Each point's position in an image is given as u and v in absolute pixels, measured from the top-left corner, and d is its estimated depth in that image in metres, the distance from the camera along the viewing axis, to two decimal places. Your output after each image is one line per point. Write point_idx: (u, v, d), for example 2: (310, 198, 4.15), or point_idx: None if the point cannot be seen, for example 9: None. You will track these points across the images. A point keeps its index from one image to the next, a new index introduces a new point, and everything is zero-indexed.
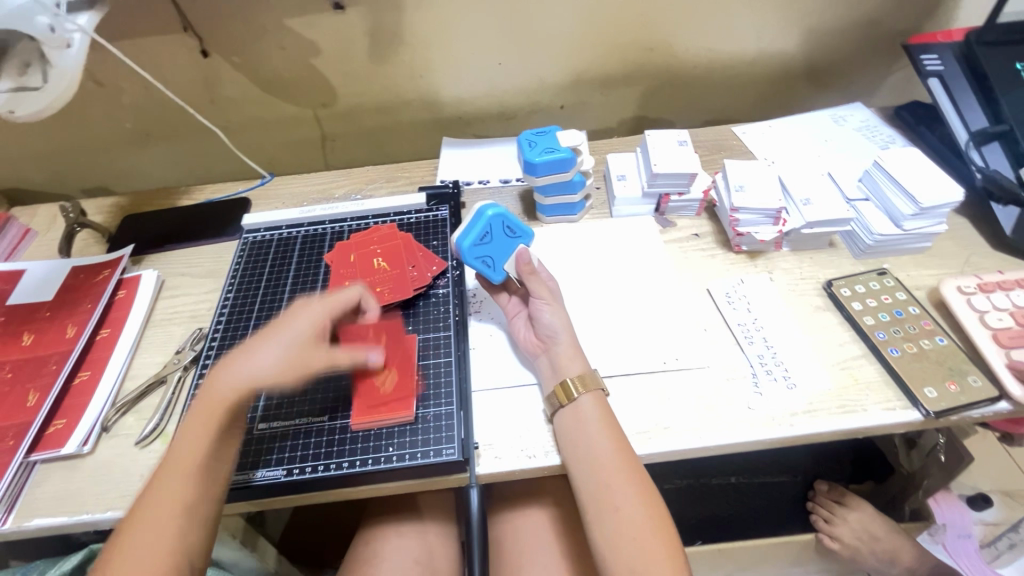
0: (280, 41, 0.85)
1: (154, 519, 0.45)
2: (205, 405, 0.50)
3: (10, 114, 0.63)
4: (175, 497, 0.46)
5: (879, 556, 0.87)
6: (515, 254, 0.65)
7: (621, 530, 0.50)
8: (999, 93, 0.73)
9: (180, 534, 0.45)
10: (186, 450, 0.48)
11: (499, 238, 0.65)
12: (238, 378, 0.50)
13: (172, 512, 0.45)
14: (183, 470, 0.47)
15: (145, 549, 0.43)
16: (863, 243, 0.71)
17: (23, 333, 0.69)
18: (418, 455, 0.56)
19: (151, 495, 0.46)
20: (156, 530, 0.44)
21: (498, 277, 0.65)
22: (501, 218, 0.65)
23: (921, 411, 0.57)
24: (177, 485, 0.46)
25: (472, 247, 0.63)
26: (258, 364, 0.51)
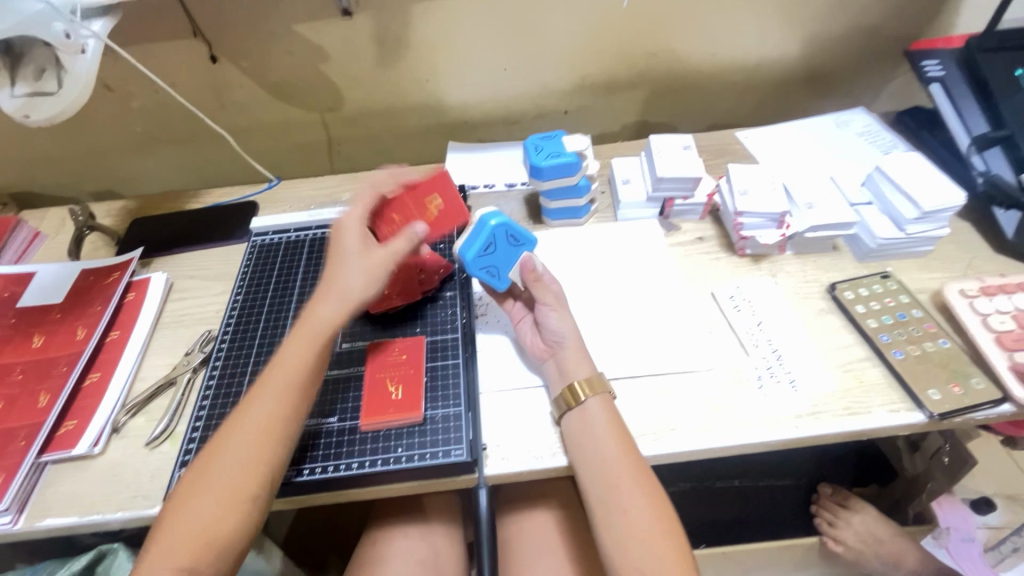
0: (288, 47, 0.86)
1: (250, 425, 0.52)
2: (299, 330, 0.57)
3: (25, 119, 0.65)
4: (271, 410, 0.52)
5: (884, 559, 0.87)
6: (520, 261, 0.64)
7: (629, 531, 0.50)
8: (1000, 99, 0.74)
9: (270, 444, 0.51)
10: (280, 372, 0.54)
11: (503, 247, 0.63)
12: (329, 301, 0.58)
13: (266, 424, 0.52)
14: (278, 387, 0.54)
15: (240, 453, 0.50)
16: (866, 247, 0.72)
17: (34, 335, 0.70)
18: (427, 455, 0.56)
19: (252, 404, 0.53)
20: (251, 437, 0.51)
21: (503, 285, 0.65)
22: (504, 226, 0.63)
23: (925, 413, 0.58)
24: (271, 400, 0.53)
25: (477, 258, 0.62)
26: (342, 285, 0.58)
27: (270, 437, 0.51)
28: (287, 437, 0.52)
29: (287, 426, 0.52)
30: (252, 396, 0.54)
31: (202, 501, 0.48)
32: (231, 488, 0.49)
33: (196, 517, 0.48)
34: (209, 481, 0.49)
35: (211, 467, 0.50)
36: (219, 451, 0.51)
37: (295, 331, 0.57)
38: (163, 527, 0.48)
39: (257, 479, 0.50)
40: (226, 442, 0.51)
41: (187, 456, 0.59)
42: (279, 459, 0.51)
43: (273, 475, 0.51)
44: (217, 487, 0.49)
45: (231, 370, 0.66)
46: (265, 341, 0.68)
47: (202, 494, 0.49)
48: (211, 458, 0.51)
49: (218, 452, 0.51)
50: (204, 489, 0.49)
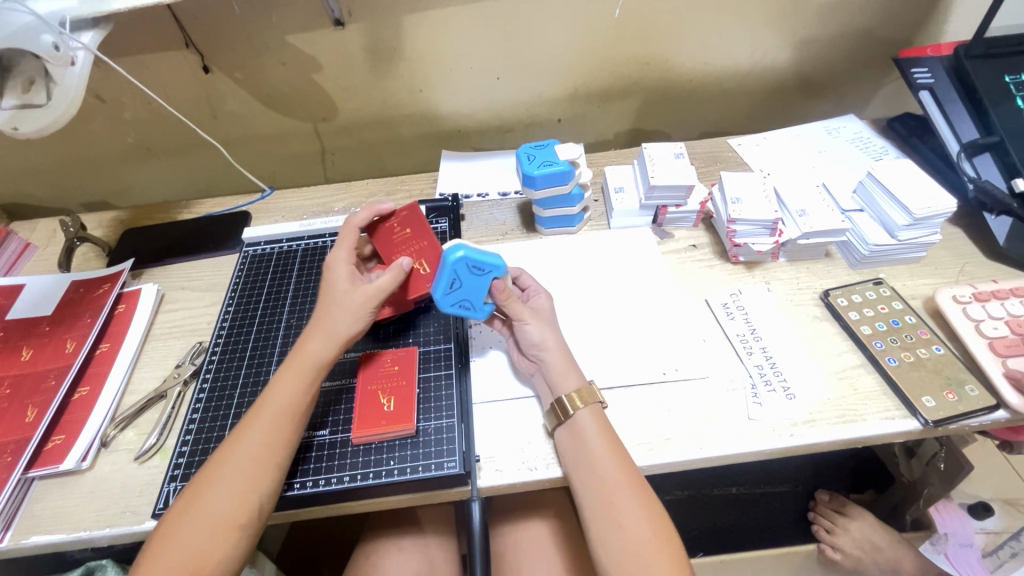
0: (281, 57, 0.86)
1: (240, 457, 0.51)
2: (289, 364, 0.56)
3: (13, 131, 0.63)
4: (261, 443, 0.52)
5: (882, 566, 0.86)
6: (490, 290, 0.60)
7: (625, 547, 0.49)
8: (990, 106, 0.74)
9: (260, 477, 0.50)
10: (271, 404, 0.54)
11: (469, 280, 0.59)
12: (318, 337, 0.57)
13: (255, 457, 0.51)
14: (270, 418, 0.53)
15: (228, 487, 0.49)
16: (859, 254, 0.72)
17: (22, 348, 0.69)
18: (420, 468, 0.55)
19: (247, 431, 0.53)
20: (240, 470, 0.50)
21: (482, 314, 0.62)
22: (465, 259, 0.58)
23: (920, 420, 0.58)
24: (262, 431, 0.52)
25: (445, 296, 0.60)
26: (330, 322, 0.57)
27: (260, 470, 0.51)
28: (277, 470, 0.51)
29: (277, 460, 0.52)
30: (242, 429, 0.53)
31: (187, 535, 0.47)
32: (218, 521, 0.48)
33: (181, 551, 0.47)
34: (198, 512, 0.48)
35: (198, 499, 0.49)
36: (206, 483, 0.50)
37: (285, 365, 0.57)
38: (146, 560, 0.47)
39: (245, 512, 0.49)
40: (214, 473, 0.50)
41: (177, 470, 0.58)
42: (267, 494, 0.50)
43: (262, 508, 0.50)
44: (204, 520, 0.48)
45: (222, 382, 0.65)
46: (256, 352, 0.68)
47: (188, 526, 0.48)
48: (198, 490, 0.50)
49: (205, 485, 0.50)
50: (191, 522, 0.48)
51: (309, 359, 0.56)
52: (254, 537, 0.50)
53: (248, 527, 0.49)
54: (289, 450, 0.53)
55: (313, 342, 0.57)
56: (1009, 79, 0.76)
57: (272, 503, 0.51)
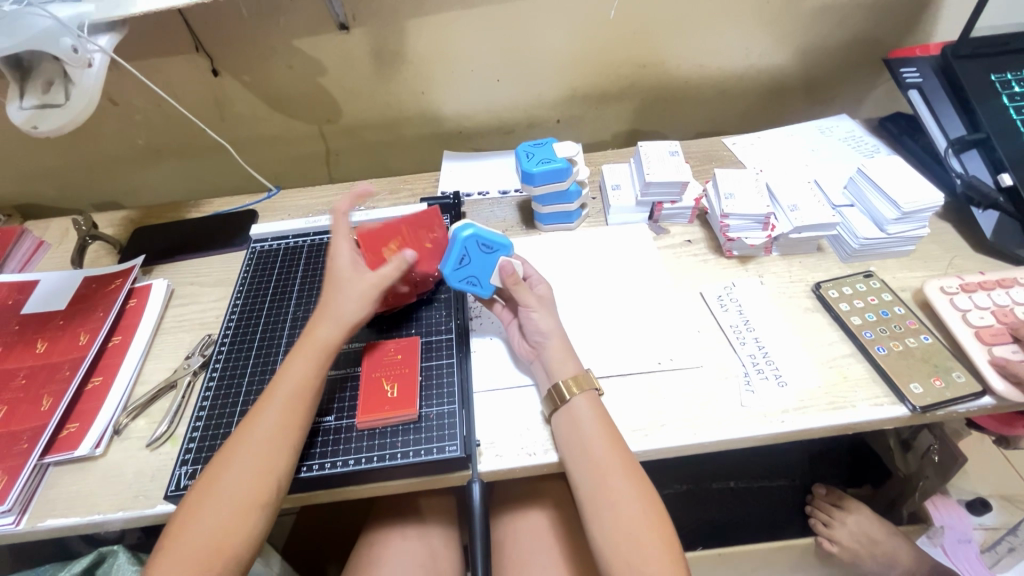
0: (287, 60, 0.89)
1: (255, 440, 0.53)
2: (300, 350, 0.58)
3: (33, 130, 0.66)
4: (275, 426, 0.54)
5: (880, 560, 0.89)
6: (497, 268, 0.64)
7: (618, 525, 0.51)
8: (976, 104, 0.76)
9: (276, 459, 0.52)
10: (283, 387, 0.56)
11: (477, 257, 0.64)
12: (327, 322, 0.59)
13: (271, 439, 0.53)
14: (282, 402, 0.55)
15: (245, 469, 0.51)
16: (849, 247, 0.74)
17: (37, 341, 0.72)
18: (422, 452, 0.57)
19: (260, 416, 0.55)
20: (256, 452, 0.52)
21: (487, 292, 0.66)
22: (475, 236, 0.63)
23: (907, 407, 0.59)
24: (276, 415, 0.54)
25: (455, 272, 0.64)
26: (339, 306, 0.60)
27: (275, 452, 0.53)
28: (291, 452, 0.53)
29: (292, 441, 0.54)
30: (255, 414, 0.55)
31: (208, 517, 0.49)
32: (238, 501, 0.50)
33: (204, 532, 0.48)
34: (216, 494, 0.50)
35: (217, 480, 0.51)
36: (224, 466, 0.52)
37: (297, 350, 0.59)
38: (169, 543, 0.49)
39: (263, 492, 0.51)
40: (230, 456, 0.52)
41: (188, 454, 0.60)
42: (283, 475, 0.52)
43: (278, 489, 0.52)
44: (224, 502, 0.50)
45: (230, 372, 0.67)
46: (264, 343, 0.70)
47: (208, 509, 0.50)
48: (216, 472, 0.52)
49: (223, 467, 0.52)
50: (211, 504, 0.50)
51: (317, 346, 0.58)
52: (272, 517, 0.52)
53: (266, 507, 0.51)
54: (301, 434, 0.55)
55: (320, 330, 0.59)
56: (996, 78, 0.78)
57: (287, 484, 0.53)
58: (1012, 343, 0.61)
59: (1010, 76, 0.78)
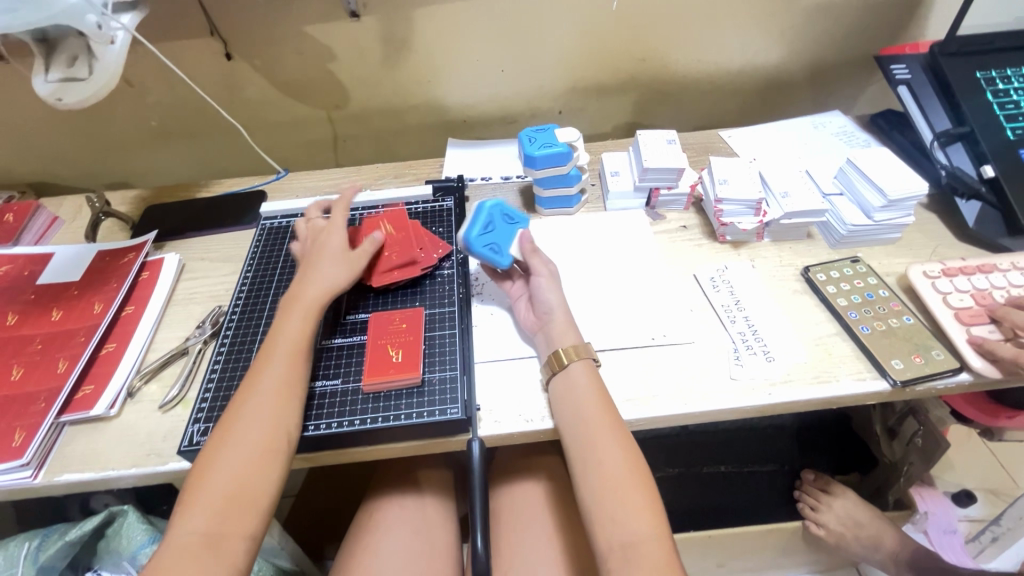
0: (298, 46, 0.92)
1: (263, 392, 0.56)
2: (291, 314, 0.62)
3: (58, 102, 0.69)
4: (279, 378, 0.57)
5: (864, 542, 0.91)
6: (517, 237, 0.71)
7: (604, 479, 0.54)
8: (961, 99, 0.79)
9: (287, 407, 0.56)
10: (282, 341, 0.59)
11: (500, 226, 0.71)
12: (315, 283, 0.64)
13: (278, 389, 0.56)
14: (283, 355, 0.58)
15: (257, 418, 0.54)
16: (837, 234, 0.77)
17: (52, 309, 0.74)
18: (425, 413, 0.60)
19: (263, 371, 0.57)
20: (266, 403, 0.55)
21: (505, 262, 0.69)
22: (499, 209, 0.72)
23: (889, 381, 0.62)
24: (280, 368, 0.57)
25: (479, 237, 0.69)
26: (326, 271, 0.66)
27: (285, 400, 0.56)
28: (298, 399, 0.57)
29: (298, 390, 0.57)
30: (258, 374, 0.57)
31: (226, 471, 0.51)
32: (254, 448, 0.52)
33: (225, 484, 0.50)
34: (232, 442, 0.53)
35: (231, 430, 0.54)
36: (236, 417, 0.54)
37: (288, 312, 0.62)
38: (191, 498, 0.50)
39: (277, 438, 0.54)
40: (241, 408, 0.55)
41: (201, 413, 0.62)
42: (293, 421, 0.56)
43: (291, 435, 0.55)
44: (240, 448, 0.52)
45: (240, 339, 0.70)
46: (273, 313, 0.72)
47: (226, 463, 0.51)
48: (229, 426, 0.54)
49: (235, 420, 0.54)
50: (229, 453, 0.52)
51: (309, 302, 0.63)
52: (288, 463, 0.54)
53: (280, 455, 0.53)
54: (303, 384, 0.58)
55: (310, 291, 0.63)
56: (981, 75, 0.81)
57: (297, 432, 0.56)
58: (990, 323, 0.64)
59: (994, 73, 0.81)
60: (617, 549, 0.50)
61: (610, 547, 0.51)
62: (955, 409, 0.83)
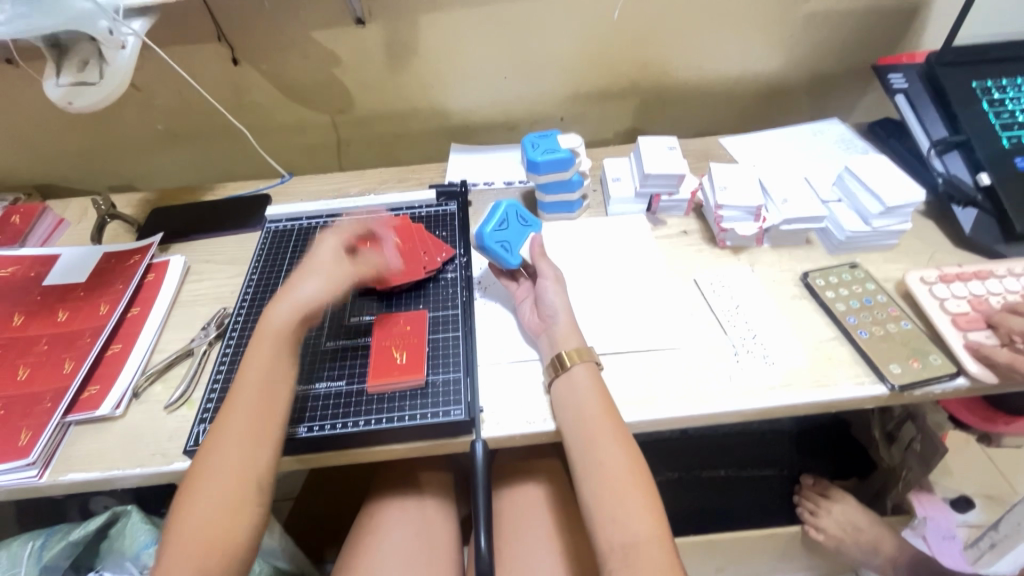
0: (304, 51, 0.93)
1: (232, 434, 0.54)
2: (260, 334, 0.59)
3: (68, 105, 0.70)
4: (247, 418, 0.55)
5: (863, 546, 0.92)
6: (529, 241, 0.73)
7: (604, 481, 0.54)
8: (958, 108, 0.81)
9: (257, 447, 0.53)
10: (251, 378, 0.57)
11: (514, 226, 0.74)
12: (284, 309, 0.61)
13: (247, 431, 0.54)
14: (252, 392, 0.56)
15: (226, 461, 0.52)
16: (836, 239, 0.78)
17: (59, 310, 0.75)
18: (428, 414, 0.61)
19: (232, 409, 0.55)
20: (234, 446, 0.53)
21: (514, 261, 0.71)
22: (515, 211, 0.75)
23: (886, 385, 0.63)
24: (247, 408, 0.55)
25: (492, 233, 0.71)
26: (297, 292, 0.62)
27: (254, 441, 0.54)
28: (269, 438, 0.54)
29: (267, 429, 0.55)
30: (238, 380, 0.57)
31: (215, 478, 0.51)
32: (223, 494, 0.51)
33: (214, 491, 0.51)
34: (203, 487, 0.51)
35: (201, 474, 0.52)
36: (206, 460, 0.53)
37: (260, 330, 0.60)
38: (182, 507, 0.51)
39: (248, 482, 0.52)
40: (211, 451, 0.53)
41: (206, 414, 0.63)
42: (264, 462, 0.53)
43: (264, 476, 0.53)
44: (210, 494, 0.51)
45: (246, 341, 0.70)
46: None
47: (213, 471, 0.52)
48: (200, 469, 0.52)
49: (205, 464, 0.52)
50: (202, 499, 0.50)
51: (275, 333, 0.59)
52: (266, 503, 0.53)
53: (252, 495, 0.52)
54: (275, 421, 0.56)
55: (276, 321, 0.60)
56: (977, 85, 0.82)
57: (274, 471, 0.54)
58: (986, 329, 0.65)
59: (991, 83, 0.83)
60: (617, 549, 0.51)
61: (611, 548, 0.51)
62: (951, 413, 0.86)
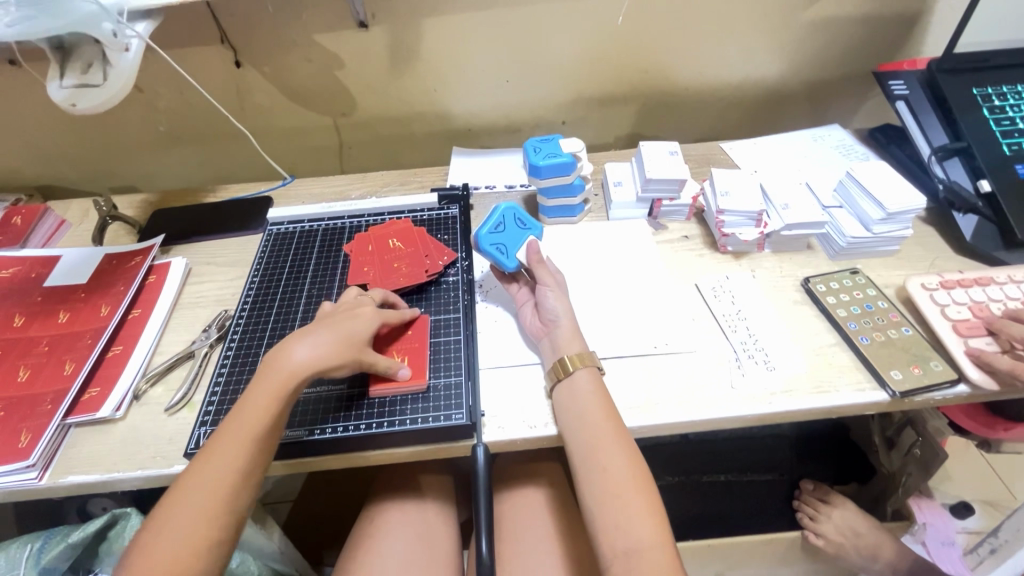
0: (307, 54, 0.93)
1: (212, 476, 0.50)
2: (266, 377, 0.56)
3: (72, 108, 0.70)
4: (234, 460, 0.51)
5: (862, 552, 0.91)
6: (526, 244, 0.72)
7: (607, 487, 0.54)
8: (958, 115, 0.81)
9: (236, 496, 0.50)
10: (245, 418, 0.53)
11: (512, 228, 0.74)
12: (299, 356, 0.57)
13: (230, 475, 0.51)
14: (244, 432, 0.53)
15: (199, 505, 0.49)
16: (837, 245, 0.78)
17: (59, 311, 0.75)
18: (430, 419, 0.61)
19: (221, 445, 0.52)
20: (212, 489, 0.50)
21: (511, 263, 0.71)
22: (513, 213, 0.75)
23: (888, 392, 0.63)
24: (235, 449, 0.52)
25: (489, 234, 0.72)
26: (314, 344, 0.57)
27: (235, 489, 0.51)
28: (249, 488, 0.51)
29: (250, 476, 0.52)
30: (233, 416, 0.54)
31: (201, 492, 0.49)
32: (189, 539, 0.47)
33: (179, 534, 0.47)
34: (170, 526, 0.48)
35: (172, 513, 0.48)
36: (180, 497, 0.49)
37: (263, 373, 0.56)
38: (168, 506, 0.49)
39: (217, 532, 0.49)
40: (187, 489, 0.50)
41: (207, 417, 0.63)
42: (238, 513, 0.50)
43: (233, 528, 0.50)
44: (177, 537, 0.47)
45: (247, 343, 0.70)
46: (280, 317, 0.73)
47: (185, 510, 0.48)
48: (170, 505, 0.49)
49: (177, 502, 0.49)
50: (163, 541, 0.47)
51: (281, 378, 0.55)
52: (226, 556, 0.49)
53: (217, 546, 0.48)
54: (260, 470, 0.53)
55: (284, 365, 0.56)
56: (977, 92, 0.83)
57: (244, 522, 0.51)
58: (987, 335, 0.65)
59: (991, 90, 0.83)
60: (620, 555, 0.51)
61: (614, 553, 0.51)
62: (951, 419, 0.84)
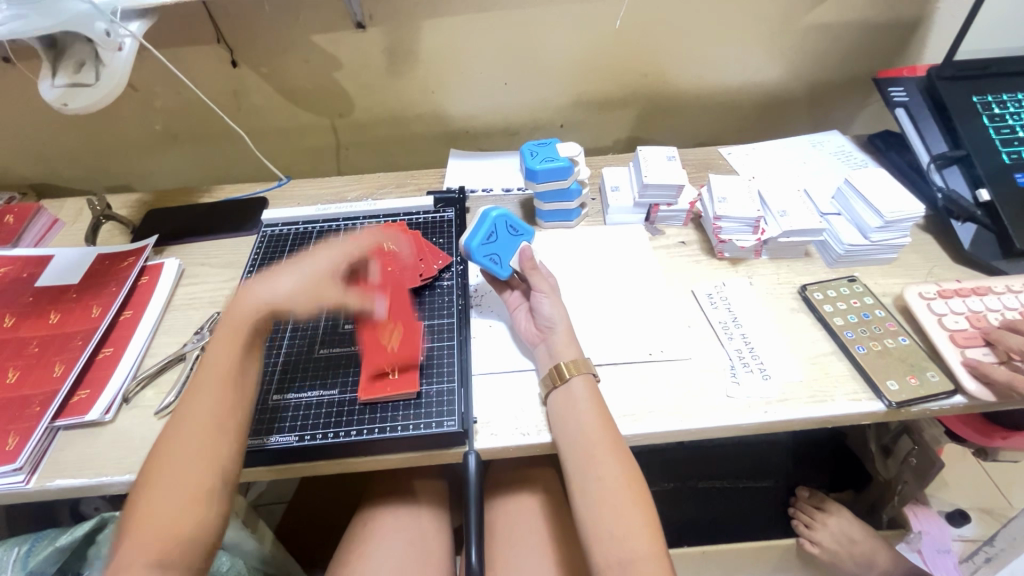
0: (305, 55, 0.93)
1: (188, 433, 0.49)
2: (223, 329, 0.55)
3: (64, 107, 0.70)
4: (208, 415, 0.50)
5: (858, 560, 0.91)
6: (519, 250, 0.71)
7: (603, 496, 0.54)
8: (958, 123, 0.81)
9: (218, 446, 0.49)
10: (209, 371, 0.53)
11: (503, 236, 0.72)
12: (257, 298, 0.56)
13: (206, 429, 0.49)
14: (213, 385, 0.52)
15: (182, 463, 0.47)
16: (834, 253, 0.78)
17: (50, 312, 0.74)
18: (421, 425, 0.60)
19: (192, 404, 0.51)
20: (192, 446, 0.48)
21: (505, 272, 0.71)
22: (504, 220, 0.72)
23: (884, 402, 0.62)
24: (208, 403, 0.51)
25: (480, 247, 0.70)
26: (275, 287, 0.57)
27: (213, 441, 0.49)
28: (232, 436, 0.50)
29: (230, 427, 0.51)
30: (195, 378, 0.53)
31: (182, 450, 0.48)
32: (177, 495, 0.46)
33: (165, 495, 0.46)
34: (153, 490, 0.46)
35: (154, 476, 0.47)
36: (159, 460, 0.48)
37: (226, 319, 0.56)
38: (149, 471, 0.48)
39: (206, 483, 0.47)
40: (164, 454, 0.48)
41: None
42: (227, 460, 0.49)
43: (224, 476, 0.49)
44: (162, 498, 0.46)
45: None
46: None
47: (167, 471, 0.47)
48: (152, 474, 0.47)
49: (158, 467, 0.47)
50: (150, 506, 0.45)
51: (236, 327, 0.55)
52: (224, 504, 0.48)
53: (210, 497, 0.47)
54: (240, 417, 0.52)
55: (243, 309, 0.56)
56: (977, 100, 0.82)
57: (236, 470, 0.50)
58: (984, 346, 0.64)
59: (991, 98, 0.83)
60: (614, 565, 0.50)
61: (608, 564, 0.51)
62: (949, 427, 0.84)
